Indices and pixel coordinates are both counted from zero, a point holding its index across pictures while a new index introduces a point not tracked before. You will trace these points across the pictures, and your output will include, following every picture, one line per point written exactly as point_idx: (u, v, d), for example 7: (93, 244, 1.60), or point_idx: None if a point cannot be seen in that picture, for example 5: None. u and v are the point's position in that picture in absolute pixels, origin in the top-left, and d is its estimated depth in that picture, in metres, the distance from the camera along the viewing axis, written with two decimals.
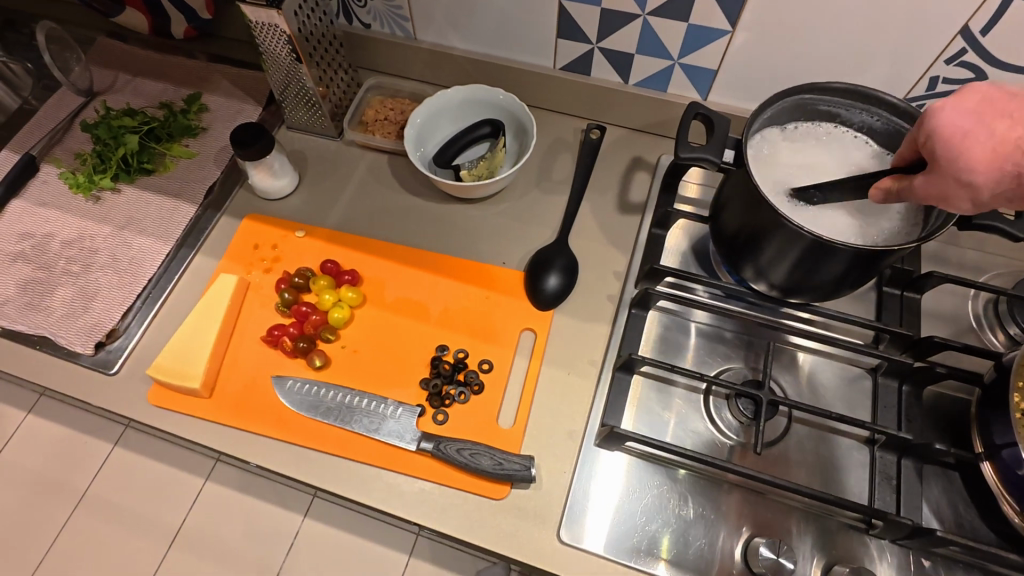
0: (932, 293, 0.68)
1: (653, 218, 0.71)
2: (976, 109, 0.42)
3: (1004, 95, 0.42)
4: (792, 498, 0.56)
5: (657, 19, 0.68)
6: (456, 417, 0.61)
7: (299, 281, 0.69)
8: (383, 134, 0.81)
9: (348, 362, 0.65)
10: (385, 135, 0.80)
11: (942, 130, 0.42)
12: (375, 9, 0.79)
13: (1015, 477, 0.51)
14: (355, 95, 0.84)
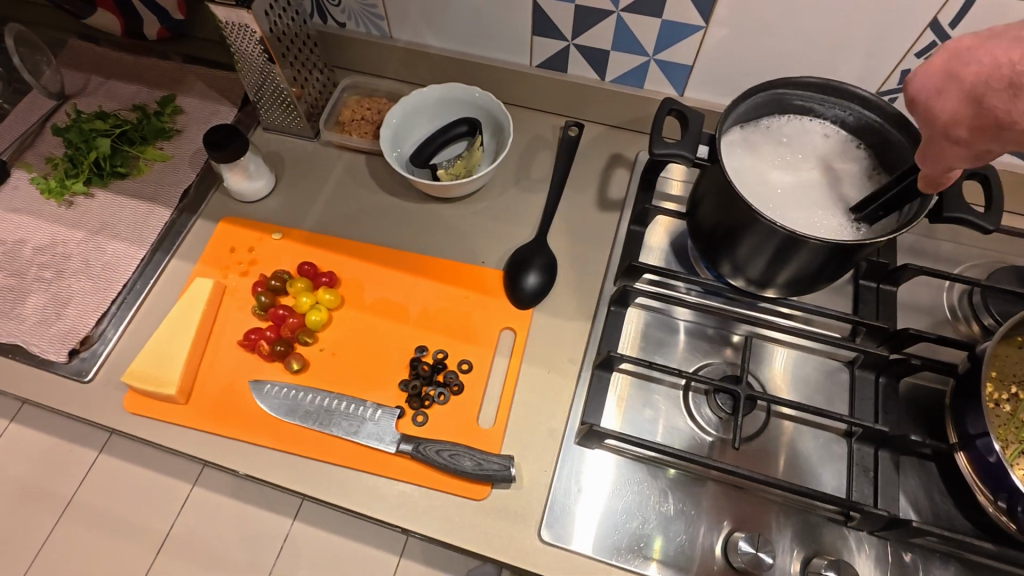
0: (907, 285, 0.69)
1: (631, 215, 0.72)
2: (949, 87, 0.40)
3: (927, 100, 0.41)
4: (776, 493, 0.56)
5: (630, 15, 0.68)
6: (436, 418, 0.61)
7: (276, 284, 0.68)
8: (360, 134, 0.80)
9: (327, 364, 0.64)
10: (363, 135, 0.80)
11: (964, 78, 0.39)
12: (349, 8, 0.78)
13: (989, 466, 0.52)
14: (332, 95, 0.83)
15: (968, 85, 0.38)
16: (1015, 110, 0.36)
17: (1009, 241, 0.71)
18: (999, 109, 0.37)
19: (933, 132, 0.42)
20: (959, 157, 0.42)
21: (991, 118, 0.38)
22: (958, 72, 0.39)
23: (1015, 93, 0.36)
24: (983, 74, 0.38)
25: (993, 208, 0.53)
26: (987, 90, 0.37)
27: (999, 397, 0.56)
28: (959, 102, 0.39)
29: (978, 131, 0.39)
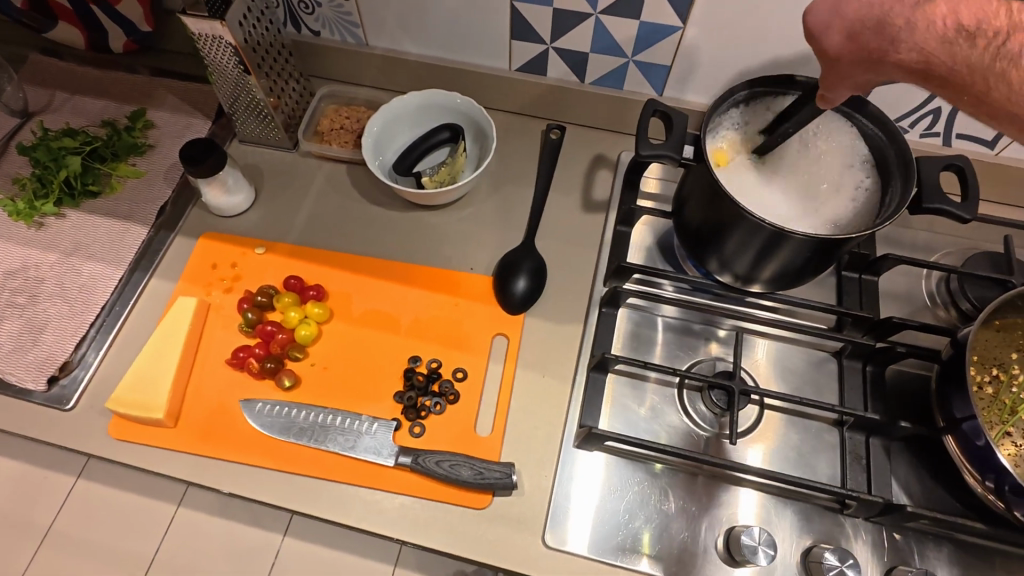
0: (887, 275, 0.70)
1: (617, 216, 0.72)
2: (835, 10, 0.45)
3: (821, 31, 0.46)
4: (758, 483, 0.57)
5: (608, 18, 0.68)
6: (433, 428, 0.60)
7: (262, 300, 0.67)
8: (339, 143, 0.79)
9: (318, 379, 0.63)
10: (343, 144, 0.79)
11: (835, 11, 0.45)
12: (324, 16, 0.77)
13: (976, 449, 0.54)
14: (308, 104, 0.82)
15: (851, 14, 0.43)
16: (889, 44, 0.42)
17: (981, 228, 0.73)
18: (873, 42, 0.43)
19: (824, 58, 0.46)
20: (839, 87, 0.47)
21: (864, 48, 0.43)
22: (842, 6, 0.44)
23: (884, 28, 0.42)
24: (862, 8, 0.43)
25: (970, 196, 0.56)
26: (865, 19, 0.43)
27: (982, 379, 0.58)
28: (842, 35, 0.44)
29: (854, 65, 0.44)
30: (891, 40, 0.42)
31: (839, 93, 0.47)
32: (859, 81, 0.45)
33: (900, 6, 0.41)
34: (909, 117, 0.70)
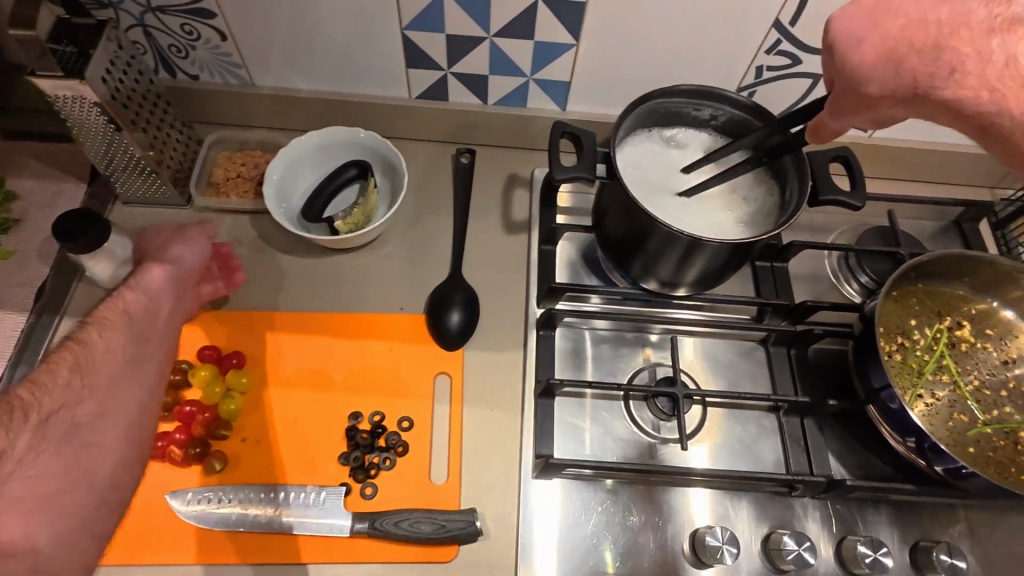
0: (795, 259, 0.75)
1: (540, 235, 0.72)
2: (869, 16, 0.44)
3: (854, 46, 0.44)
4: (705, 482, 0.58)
5: (503, 39, 0.68)
6: (386, 486, 0.58)
7: (176, 378, 0.61)
8: (239, 194, 0.74)
9: (252, 455, 0.59)
10: (245, 194, 0.74)
11: (853, 30, 0.45)
12: (200, 59, 0.72)
13: (893, 413, 0.58)
14: (198, 155, 0.76)
15: (897, 31, 0.43)
16: (940, 75, 0.42)
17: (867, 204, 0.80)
18: (923, 71, 0.43)
19: (846, 69, 0.45)
20: (868, 113, 0.47)
21: (913, 73, 0.43)
22: (882, 28, 0.44)
23: (940, 56, 0.42)
24: (903, 33, 0.43)
25: (857, 186, 0.60)
26: (919, 40, 0.43)
27: (890, 348, 0.63)
28: (880, 59, 0.44)
29: (888, 89, 0.44)
30: (951, 72, 0.42)
31: (846, 116, 0.47)
32: (879, 109, 0.46)
33: (957, 34, 0.42)
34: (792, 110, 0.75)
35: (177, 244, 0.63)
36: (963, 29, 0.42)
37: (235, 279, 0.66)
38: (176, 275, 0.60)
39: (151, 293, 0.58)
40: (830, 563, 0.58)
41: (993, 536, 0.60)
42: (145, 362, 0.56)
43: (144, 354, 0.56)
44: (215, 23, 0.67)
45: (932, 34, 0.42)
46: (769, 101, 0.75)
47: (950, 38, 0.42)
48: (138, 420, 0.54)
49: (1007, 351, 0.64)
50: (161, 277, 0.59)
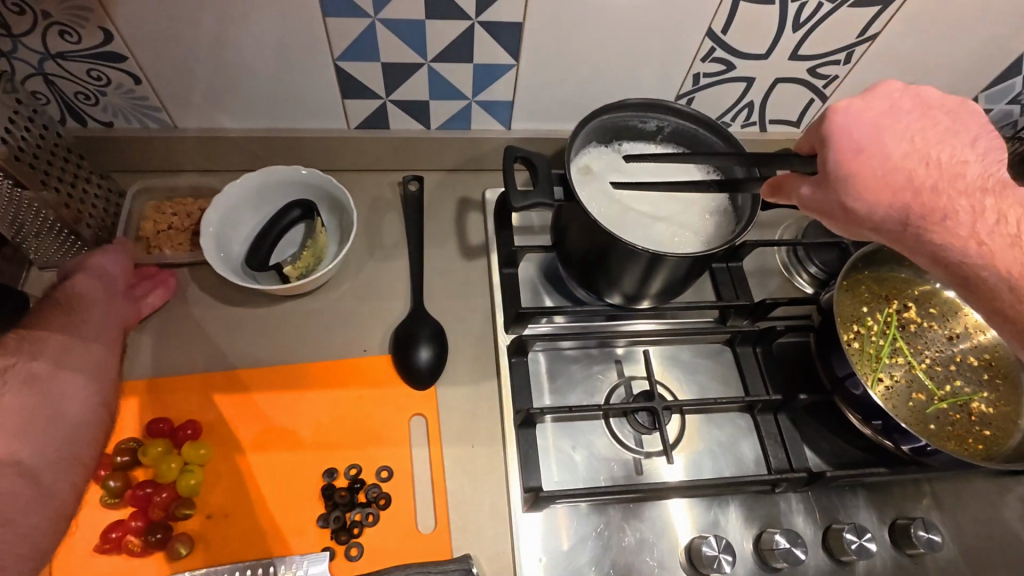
0: (749, 257, 0.77)
1: (499, 259, 0.71)
2: (872, 123, 0.45)
3: (852, 152, 0.45)
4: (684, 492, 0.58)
5: (441, 64, 0.66)
6: (372, 544, 0.55)
7: (124, 460, 0.56)
8: (172, 246, 0.69)
9: (222, 532, 0.54)
10: (180, 246, 0.69)
11: (854, 136, 0.45)
12: (112, 104, 0.66)
13: (857, 400, 0.60)
14: (120, 209, 0.69)
15: (898, 157, 0.45)
16: (933, 214, 0.44)
17: None
18: (919, 211, 0.44)
19: (835, 166, 0.45)
20: (845, 221, 0.47)
21: (906, 204, 0.44)
22: (886, 154, 0.45)
23: (940, 201, 0.44)
24: (904, 169, 0.44)
25: None
26: (916, 173, 0.44)
27: (848, 336, 0.65)
28: (879, 183, 0.44)
29: (876, 207, 0.45)
30: (939, 213, 0.44)
31: (824, 213, 0.48)
32: (859, 222, 0.46)
33: (954, 188, 0.44)
34: (729, 113, 0.77)
35: (93, 256, 0.61)
36: (958, 180, 0.44)
37: (172, 287, 0.66)
38: (102, 284, 0.60)
39: (82, 292, 0.57)
40: (817, 553, 0.60)
41: (957, 503, 0.64)
42: (96, 337, 0.55)
43: (93, 333, 0.55)
44: (126, 66, 0.62)
45: (930, 175, 0.44)
46: (707, 105, 0.76)
47: (945, 184, 0.44)
48: (97, 386, 0.53)
49: (952, 327, 0.68)
50: (86, 282, 0.58)
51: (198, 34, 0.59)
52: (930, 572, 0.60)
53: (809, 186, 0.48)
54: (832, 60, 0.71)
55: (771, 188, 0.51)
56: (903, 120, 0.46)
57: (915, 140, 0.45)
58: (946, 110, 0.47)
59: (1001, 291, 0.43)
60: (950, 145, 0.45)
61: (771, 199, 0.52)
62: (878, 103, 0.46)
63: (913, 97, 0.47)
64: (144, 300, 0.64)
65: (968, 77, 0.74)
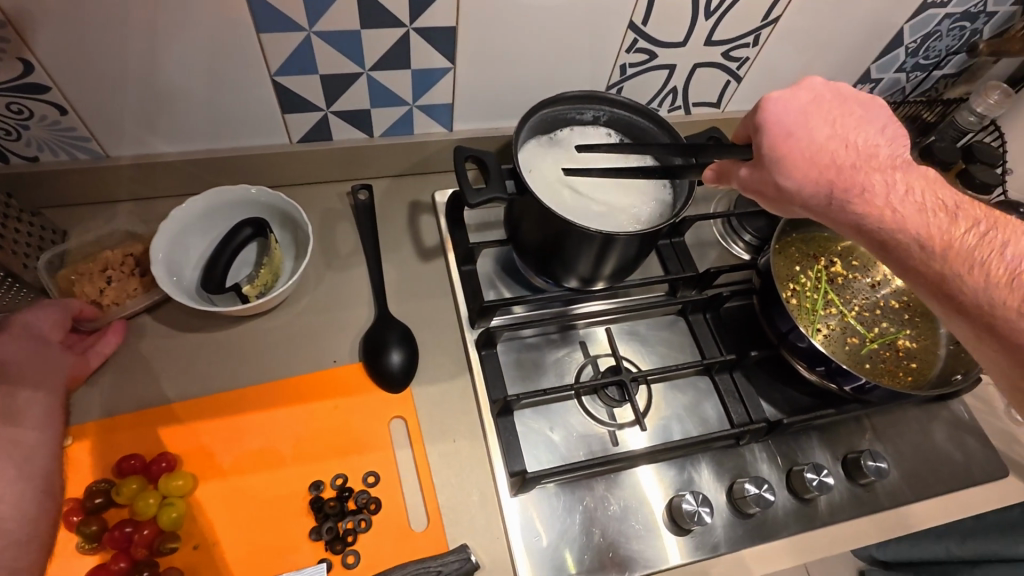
0: (690, 232, 0.82)
1: (457, 257, 0.72)
2: (801, 109, 0.51)
3: (784, 135, 0.50)
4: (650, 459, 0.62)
5: (379, 73, 0.67)
6: (368, 549, 0.55)
7: (97, 502, 0.54)
8: (127, 296, 0.65)
9: (211, 560, 0.53)
10: (136, 292, 0.65)
11: (784, 120, 0.51)
12: (36, 138, 0.63)
13: (802, 350, 0.66)
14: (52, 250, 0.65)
15: (821, 139, 0.50)
16: (853, 187, 0.49)
17: None
18: (841, 185, 0.49)
19: (769, 148, 0.51)
20: (779, 198, 0.52)
21: (831, 180, 0.49)
22: (812, 137, 0.50)
23: (859, 176, 0.49)
24: (827, 150, 0.50)
25: None
26: (837, 153, 0.50)
27: (786, 294, 0.71)
28: (806, 161, 0.50)
29: (806, 183, 0.50)
30: (858, 187, 0.49)
31: (762, 191, 0.53)
32: (791, 198, 0.51)
33: (870, 166, 0.50)
34: (656, 99, 0.82)
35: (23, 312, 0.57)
36: (873, 159, 0.50)
37: (118, 330, 0.63)
38: (32, 342, 0.56)
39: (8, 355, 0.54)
40: (783, 495, 0.65)
41: (895, 431, 0.71)
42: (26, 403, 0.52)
43: (38, 378, 0.54)
44: (51, 97, 0.59)
45: (849, 154, 0.50)
46: (636, 93, 0.81)
47: (862, 162, 0.50)
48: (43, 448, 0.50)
49: (873, 276, 0.75)
50: (12, 342, 0.54)
51: (126, 59, 0.58)
52: (881, 497, 0.67)
53: (747, 167, 0.53)
54: (742, 43, 0.76)
55: (713, 174, 0.56)
56: (825, 109, 0.52)
57: (835, 127, 0.51)
58: (857, 104, 0.53)
59: (914, 252, 0.48)
60: (863, 133, 0.51)
61: (712, 185, 0.57)
62: (803, 96, 0.52)
63: (830, 93, 0.53)
64: (90, 350, 0.61)
65: (862, 50, 0.82)
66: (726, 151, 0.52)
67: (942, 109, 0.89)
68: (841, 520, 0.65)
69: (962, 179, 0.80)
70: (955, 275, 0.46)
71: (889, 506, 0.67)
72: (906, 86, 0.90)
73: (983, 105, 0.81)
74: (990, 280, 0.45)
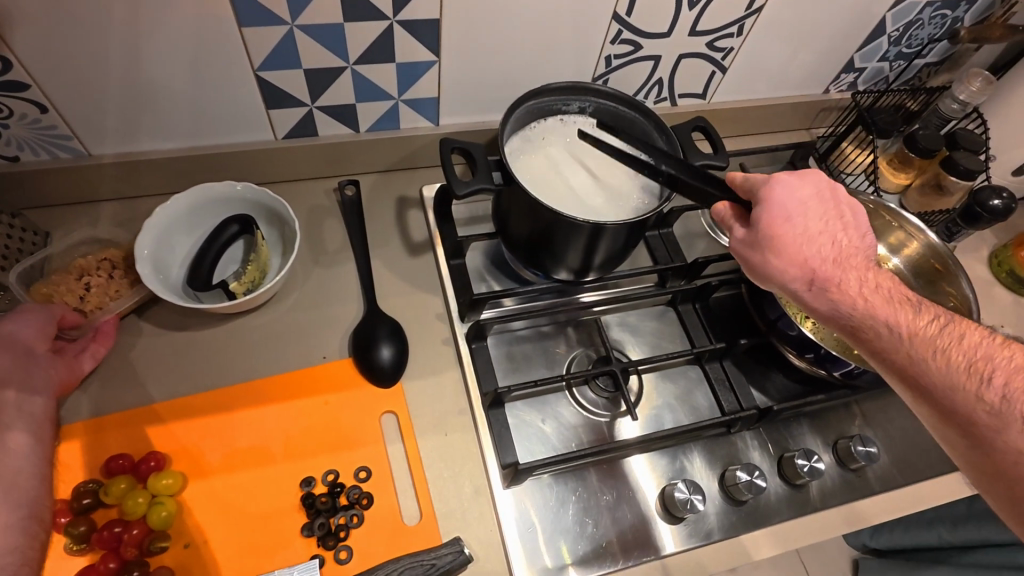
0: (678, 223, 0.82)
1: (446, 251, 0.72)
2: (802, 199, 0.53)
3: (783, 219, 0.51)
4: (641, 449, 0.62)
5: (364, 66, 0.66)
6: (361, 544, 0.55)
7: (85, 503, 0.53)
8: (110, 298, 0.63)
9: (202, 560, 0.53)
10: (120, 292, 0.64)
11: (787, 204, 0.52)
12: (16, 137, 0.62)
13: (792, 337, 0.67)
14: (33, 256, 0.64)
15: (813, 230, 0.52)
16: (834, 275, 0.50)
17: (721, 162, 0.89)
18: (826, 272, 0.50)
19: (766, 224, 0.51)
20: (764, 268, 0.53)
21: (815, 265, 0.51)
22: (805, 224, 0.52)
23: (840, 266, 0.50)
24: (819, 239, 0.51)
25: (718, 147, 0.67)
26: (823, 246, 0.51)
27: None
28: (797, 244, 0.51)
29: (789, 264, 0.51)
30: (838, 276, 0.50)
31: (748, 254, 0.53)
32: (770, 274, 0.52)
33: (853, 263, 0.51)
34: (642, 90, 0.82)
35: (7, 320, 0.55)
36: (856, 258, 0.51)
37: (107, 335, 0.61)
38: (16, 356, 0.54)
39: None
40: (775, 481, 0.65)
41: (884, 416, 0.72)
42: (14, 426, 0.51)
43: (30, 381, 0.54)
44: (30, 95, 0.59)
45: (834, 249, 0.51)
46: (622, 85, 0.81)
47: (846, 259, 0.51)
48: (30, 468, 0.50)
49: None
50: None
51: (106, 55, 0.57)
52: (871, 482, 0.67)
53: (742, 229, 0.54)
54: (726, 33, 0.77)
55: (725, 208, 0.55)
56: (821, 206, 0.53)
57: (827, 219, 0.53)
58: (854, 207, 0.55)
59: (883, 336, 0.48)
60: (851, 230, 0.53)
61: (722, 224, 0.56)
62: (808, 187, 0.53)
63: (834, 189, 0.54)
64: (81, 354, 0.59)
65: (845, 39, 0.82)
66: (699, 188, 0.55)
67: (926, 97, 0.89)
68: (832, 505, 0.65)
69: (946, 166, 0.80)
70: (918, 358, 0.47)
71: (879, 490, 0.67)
72: (890, 75, 0.91)
73: (966, 93, 0.81)
74: (952, 366, 0.45)
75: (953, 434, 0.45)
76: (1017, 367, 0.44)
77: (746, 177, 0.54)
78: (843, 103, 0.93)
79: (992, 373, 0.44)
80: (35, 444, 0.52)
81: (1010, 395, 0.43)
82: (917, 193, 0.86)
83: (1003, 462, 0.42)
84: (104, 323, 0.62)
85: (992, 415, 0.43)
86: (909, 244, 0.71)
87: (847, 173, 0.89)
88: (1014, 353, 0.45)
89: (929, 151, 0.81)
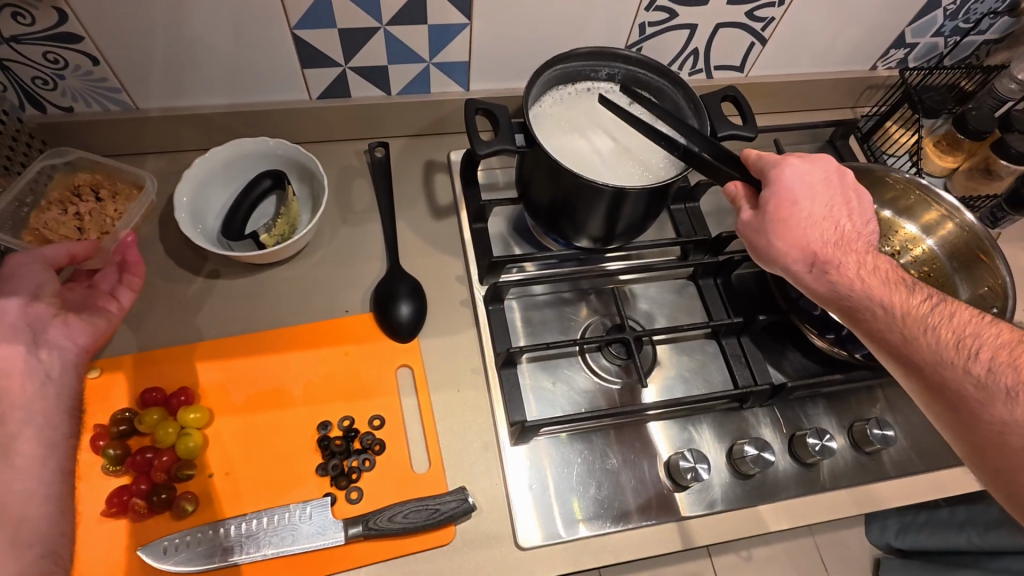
0: (706, 198, 0.81)
1: (469, 214, 0.73)
2: (812, 183, 0.53)
3: (788, 203, 0.52)
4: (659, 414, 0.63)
5: (396, 28, 0.67)
6: (370, 486, 0.58)
7: (121, 429, 0.57)
8: (109, 214, 0.67)
9: (226, 488, 0.57)
10: (118, 206, 0.68)
11: (796, 188, 0.52)
12: (71, 88, 0.66)
13: (816, 317, 0.65)
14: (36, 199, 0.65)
15: (819, 215, 0.52)
16: (831, 263, 0.51)
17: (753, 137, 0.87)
18: (827, 258, 0.51)
19: (771, 207, 0.52)
20: (767, 250, 0.53)
21: (818, 248, 0.51)
22: (810, 209, 0.52)
23: (843, 252, 0.51)
24: (822, 226, 0.52)
25: (748, 117, 0.65)
26: (826, 231, 0.52)
27: None
28: (802, 229, 0.52)
29: (791, 247, 0.52)
30: (839, 258, 0.51)
31: (753, 239, 0.54)
32: (773, 257, 0.53)
33: (854, 249, 0.52)
34: (677, 61, 0.81)
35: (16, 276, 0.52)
36: (857, 244, 0.52)
37: (132, 262, 0.60)
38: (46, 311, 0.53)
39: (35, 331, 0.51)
40: (785, 459, 0.65)
41: (907, 403, 0.70)
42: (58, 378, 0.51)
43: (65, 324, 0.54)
44: (83, 47, 0.62)
45: (837, 233, 0.52)
46: (656, 54, 0.79)
47: (846, 244, 0.52)
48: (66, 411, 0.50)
49: (891, 245, 0.72)
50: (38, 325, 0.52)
51: (152, 11, 0.60)
52: (886, 466, 0.66)
53: (751, 212, 0.54)
54: (767, 2, 0.74)
55: (737, 188, 0.55)
56: (828, 192, 0.54)
57: (832, 203, 0.53)
58: (858, 193, 0.55)
59: (878, 316, 0.49)
60: (855, 214, 0.54)
61: (731, 202, 0.56)
62: (817, 172, 0.54)
63: (842, 174, 0.55)
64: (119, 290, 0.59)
65: (894, 12, 0.79)
66: (717, 168, 0.56)
67: (982, 77, 0.85)
68: (841, 487, 0.64)
69: (996, 149, 0.76)
70: (912, 338, 0.47)
71: (895, 475, 0.66)
72: (944, 52, 0.86)
73: None
74: (942, 343, 0.46)
75: (943, 412, 0.46)
76: (1004, 342, 0.44)
77: (760, 155, 0.54)
78: (891, 81, 0.90)
79: (979, 349, 0.44)
80: (58, 421, 0.49)
81: (995, 369, 0.43)
82: (963, 176, 0.82)
83: (991, 437, 0.42)
84: (130, 252, 0.60)
85: (979, 389, 0.43)
86: (944, 225, 0.69)
87: (890, 154, 0.86)
88: (1000, 329, 0.46)
89: (979, 133, 0.77)
